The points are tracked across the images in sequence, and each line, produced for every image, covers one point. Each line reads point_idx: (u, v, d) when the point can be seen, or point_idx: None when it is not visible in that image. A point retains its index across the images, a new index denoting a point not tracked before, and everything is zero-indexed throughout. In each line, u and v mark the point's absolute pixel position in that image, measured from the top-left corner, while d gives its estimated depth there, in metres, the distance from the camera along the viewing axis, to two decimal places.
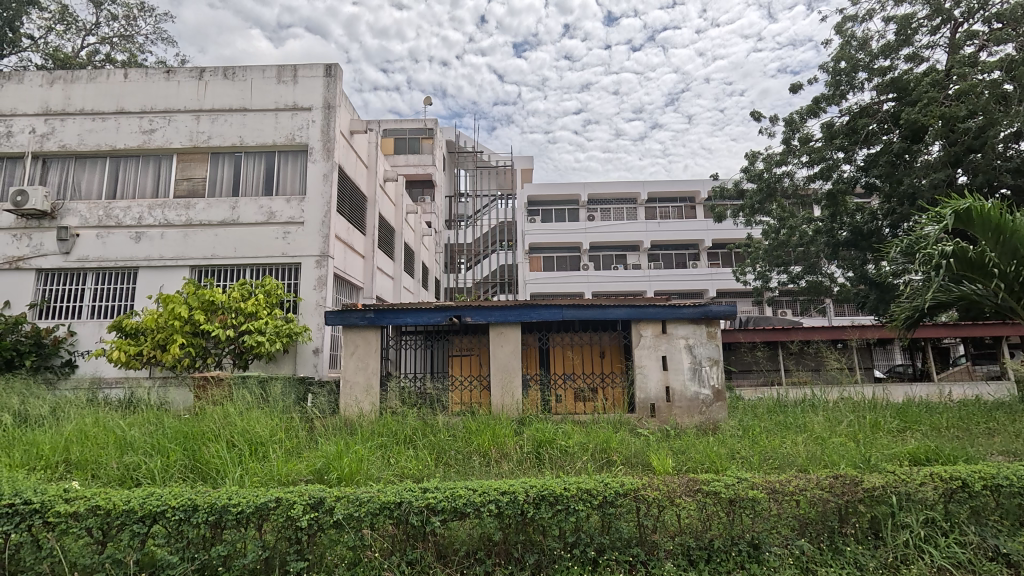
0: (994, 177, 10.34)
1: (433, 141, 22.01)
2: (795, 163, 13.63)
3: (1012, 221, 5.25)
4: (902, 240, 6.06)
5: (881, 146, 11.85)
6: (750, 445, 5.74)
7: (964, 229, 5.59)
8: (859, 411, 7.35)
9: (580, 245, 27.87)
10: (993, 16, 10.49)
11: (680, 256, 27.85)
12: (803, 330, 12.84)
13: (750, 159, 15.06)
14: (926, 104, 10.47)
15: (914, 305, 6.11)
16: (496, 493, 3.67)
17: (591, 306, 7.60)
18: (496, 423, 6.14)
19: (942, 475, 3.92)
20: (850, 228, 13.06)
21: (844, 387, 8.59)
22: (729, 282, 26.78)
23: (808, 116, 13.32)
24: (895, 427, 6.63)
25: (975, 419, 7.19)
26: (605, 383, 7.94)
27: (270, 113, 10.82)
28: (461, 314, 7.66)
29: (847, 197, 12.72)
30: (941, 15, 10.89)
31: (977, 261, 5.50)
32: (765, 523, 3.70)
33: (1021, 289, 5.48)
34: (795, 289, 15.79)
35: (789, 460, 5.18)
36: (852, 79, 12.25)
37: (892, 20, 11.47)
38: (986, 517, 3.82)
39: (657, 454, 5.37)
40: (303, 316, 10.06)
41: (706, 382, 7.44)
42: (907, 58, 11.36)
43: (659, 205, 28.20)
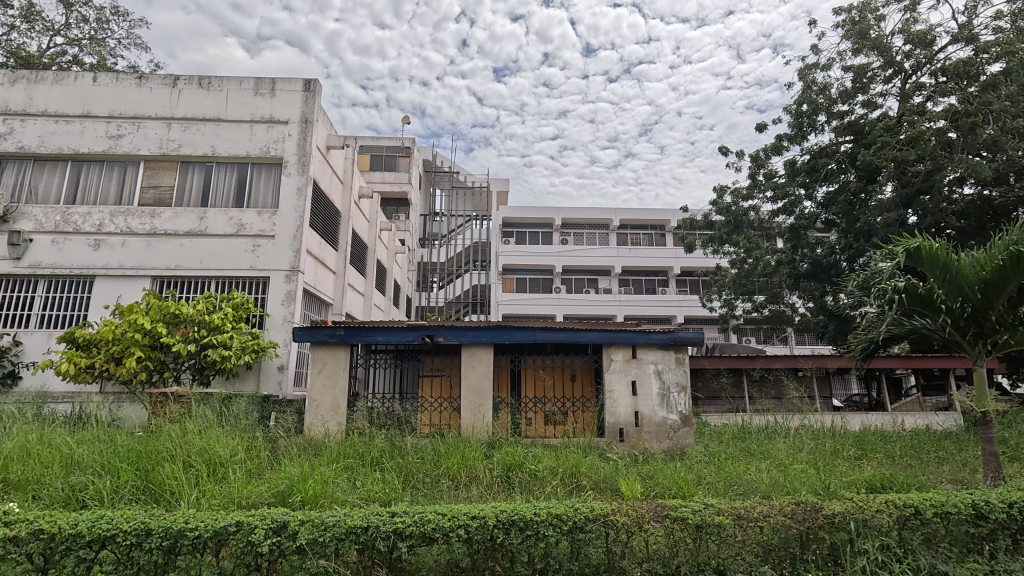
0: (941, 219, 11.00)
1: (410, 159, 22.15)
2: (760, 198, 14.25)
3: (957, 261, 5.61)
4: (858, 274, 6.43)
5: (838, 185, 12.57)
6: (716, 471, 5.83)
7: (915, 266, 5.92)
8: (818, 439, 7.57)
9: (553, 267, 28.16)
10: (939, 70, 11.31)
11: (650, 282, 28.40)
12: (765, 358, 13.21)
13: (718, 192, 15.70)
14: (879, 147, 11.22)
15: (869, 337, 6.42)
16: (465, 517, 3.62)
17: (564, 330, 7.66)
18: (465, 446, 6.06)
19: (897, 502, 4.09)
20: (810, 261, 13.58)
21: (805, 415, 8.87)
22: (696, 309, 27.51)
23: (773, 154, 13.97)
24: (853, 454, 6.88)
25: (926, 447, 7.52)
26: (576, 407, 7.99)
27: (245, 124, 10.70)
28: (433, 333, 7.58)
29: (808, 232, 13.37)
30: (892, 67, 11.69)
31: (926, 298, 5.83)
32: (731, 549, 3.76)
33: (965, 323, 5.81)
34: (759, 317, 16.29)
35: (753, 486, 5.27)
36: (813, 121, 12.94)
37: (850, 69, 12.23)
38: (936, 543, 4.01)
39: (625, 479, 5.39)
40: (269, 332, 9.80)
41: (674, 407, 7.55)
42: (863, 105, 12.09)
43: (631, 231, 28.78)
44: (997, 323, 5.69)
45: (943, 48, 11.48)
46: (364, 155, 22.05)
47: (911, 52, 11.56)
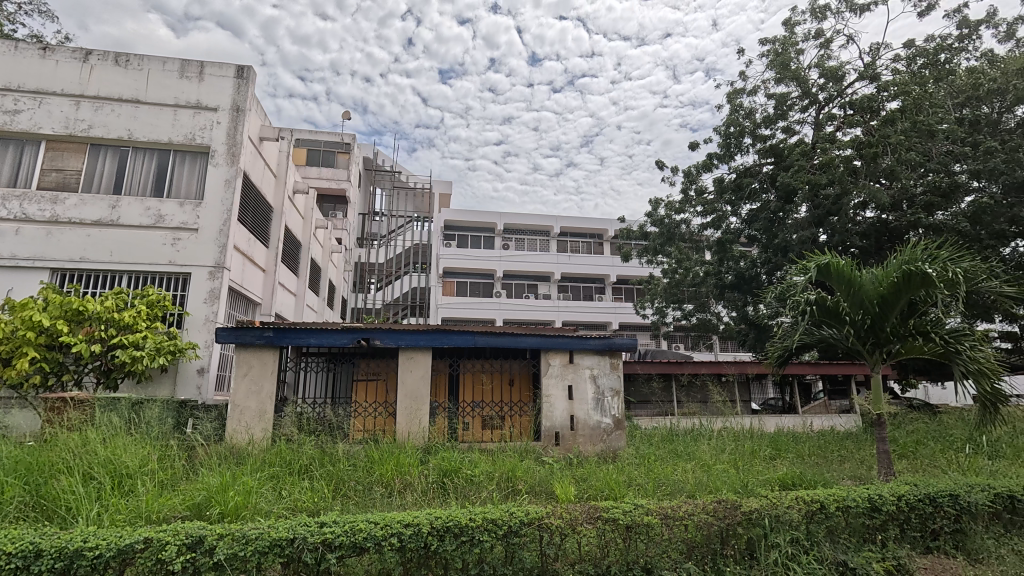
0: (846, 238, 12.11)
1: (350, 156, 21.49)
2: (691, 212, 15.05)
3: (859, 277, 6.17)
4: (776, 287, 6.95)
5: (760, 203, 13.52)
6: (646, 473, 6.05)
7: (824, 281, 6.48)
8: (738, 440, 8.07)
9: (493, 272, 28.24)
10: (847, 104, 12.47)
11: (588, 289, 29.17)
12: (692, 364, 13.89)
13: (653, 205, 16.42)
14: (796, 170, 12.19)
15: (784, 345, 6.94)
16: (399, 525, 3.54)
17: (503, 334, 7.69)
18: (400, 452, 5.93)
19: (805, 498, 4.43)
20: (734, 273, 14.30)
21: (727, 418, 9.43)
22: (630, 316, 28.55)
23: (704, 171, 14.81)
24: (768, 454, 7.38)
25: (830, 447, 8.22)
26: (513, 412, 8.03)
27: (168, 109, 9.95)
28: (369, 336, 7.36)
29: (733, 246, 14.26)
30: (808, 97, 12.75)
31: (833, 310, 6.39)
32: (658, 547, 3.92)
33: (866, 334, 6.38)
34: (688, 325, 17.15)
35: (679, 486, 5.51)
36: (739, 142, 13.85)
37: (772, 97, 13.22)
38: (838, 535, 4.38)
39: (560, 482, 5.47)
40: (189, 332, 9.12)
41: (608, 411, 7.78)
42: (783, 130, 13.09)
43: (570, 239, 29.46)
44: (890, 334, 6.23)
45: (851, 84, 12.66)
46: (300, 149, 21.13)
47: (824, 85, 12.66)
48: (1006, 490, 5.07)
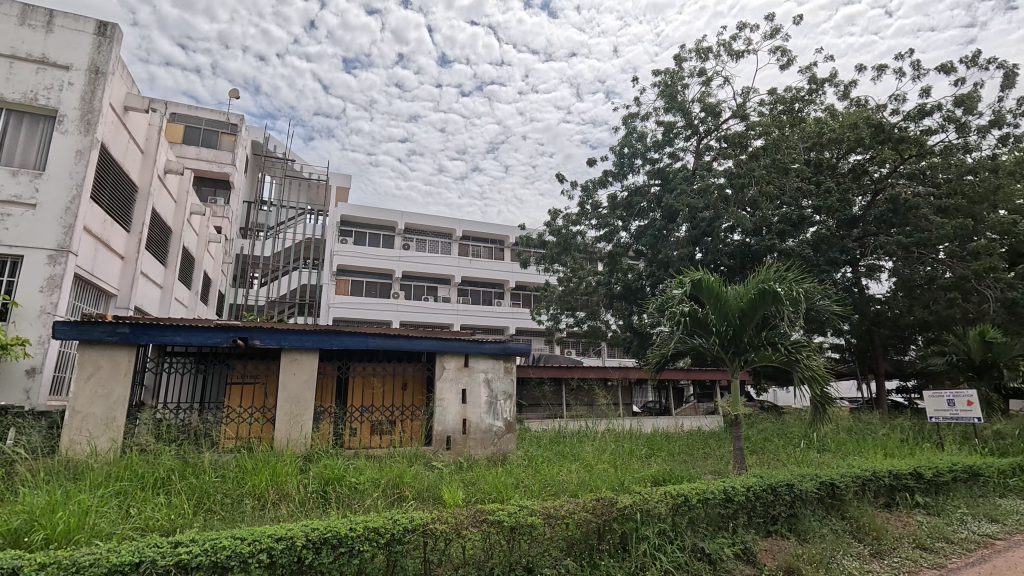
0: (717, 258, 13.54)
1: (236, 138, 19.77)
2: (587, 225, 15.87)
3: (724, 293, 6.93)
4: (657, 298, 7.59)
5: (647, 221, 14.65)
6: (533, 475, 6.23)
7: (696, 295, 7.18)
8: (618, 440, 8.63)
9: (392, 272, 27.46)
10: (723, 137, 13.97)
11: (487, 294, 29.52)
12: (581, 369, 14.46)
13: (552, 215, 17.08)
14: (679, 193, 13.39)
15: (662, 352, 7.58)
16: (270, 540, 3.28)
17: (398, 337, 7.49)
18: (277, 461, 5.51)
19: (672, 492, 4.86)
20: (623, 284, 15.32)
21: (610, 420, 10.05)
22: (527, 322, 29.34)
23: (599, 187, 15.71)
24: (644, 453, 7.98)
25: (696, 445, 9.10)
26: (404, 416, 7.84)
27: (2, 59, 8.37)
28: (248, 336, 6.76)
29: (623, 259, 15.27)
30: (691, 128, 14.09)
31: (703, 321, 7.11)
32: (539, 546, 4.03)
33: (728, 343, 7.14)
34: (580, 332, 18.03)
35: (563, 486, 5.73)
36: (632, 163, 14.92)
37: (662, 124, 14.42)
38: (698, 525, 4.85)
39: (448, 486, 5.43)
40: (16, 326, 7.70)
41: (500, 414, 7.91)
42: (669, 156, 14.33)
43: (472, 243, 29.61)
44: (748, 344, 7.03)
45: (726, 120, 14.21)
46: (176, 125, 18.97)
47: (705, 119, 14.08)
48: (829, 479, 5.97)
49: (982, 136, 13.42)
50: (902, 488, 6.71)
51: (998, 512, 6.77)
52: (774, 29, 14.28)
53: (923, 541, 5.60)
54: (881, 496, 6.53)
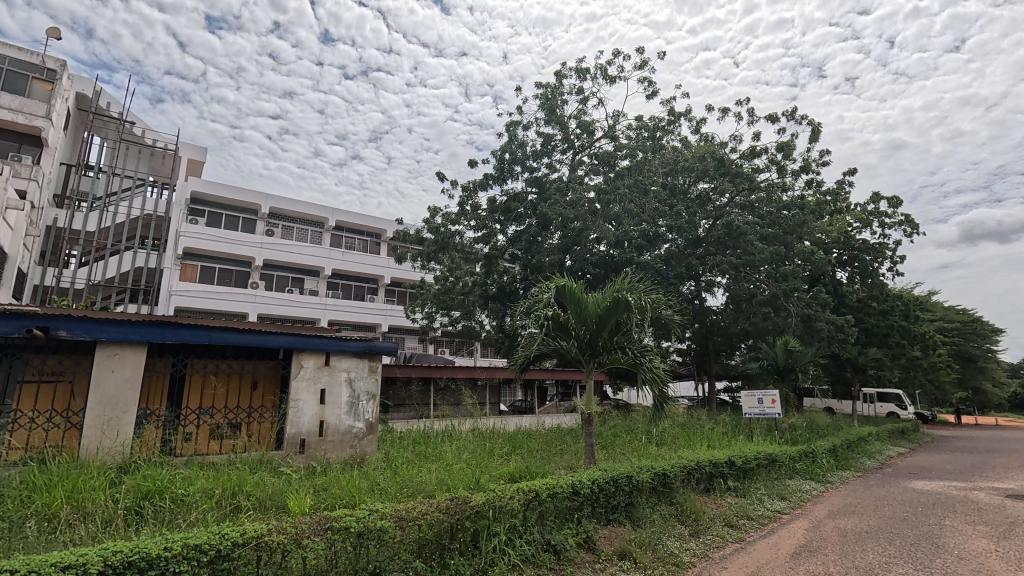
0: (584, 266, 14.50)
1: (52, 87, 16.70)
2: (465, 225, 15.97)
3: (584, 299, 7.44)
4: (525, 301, 7.93)
5: (523, 226, 15.19)
6: (390, 477, 6.07)
7: (561, 300, 7.62)
8: (481, 439, 8.81)
9: (251, 260, 25.00)
10: (594, 154, 15.01)
11: (360, 289, 28.32)
12: (451, 369, 14.51)
13: (431, 212, 16.90)
14: (553, 203, 14.10)
15: (527, 353, 7.93)
16: (52, 570, 2.76)
17: (249, 332, 6.81)
18: (81, 474, 4.68)
19: (524, 488, 5.07)
20: (497, 286, 15.79)
21: (475, 419, 10.23)
22: (401, 319, 28.69)
23: (480, 188, 15.91)
24: (504, 451, 8.24)
25: (554, 442, 9.63)
26: (251, 418, 7.16)
27: None
28: (49, 326, 5.63)
29: (498, 262, 15.64)
30: (568, 142, 14.92)
31: (565, 325, 7.57)
32: (388, 551, 3.93)
33: (586, 346, 7.68)
34: (453, 331, 18.08)
35: (420, 487, 5.67)
36: (511, 169, 15.35)
37: (541, 135, 15.05)
38: (547, 518, 5.12)
39: (295, 494, 5.06)
40: None
41: (361, 415, 7.59)
42: (547, 166, 15.01)
43: (346, 235, 28.17)
44: (602, 347, 7.62)
45: (598, 139, 15.28)
46: None
47: (579, 135, 15.01)
48: (662, 470, 6.70)
49: (795, 179, 16.11)
50: (719, 475, 7.78)
51: (787, 491, 8.18)
52: (643, 61, 15.68)
53: (731, 520, 6.55)
54: (702, 482, 7.49)
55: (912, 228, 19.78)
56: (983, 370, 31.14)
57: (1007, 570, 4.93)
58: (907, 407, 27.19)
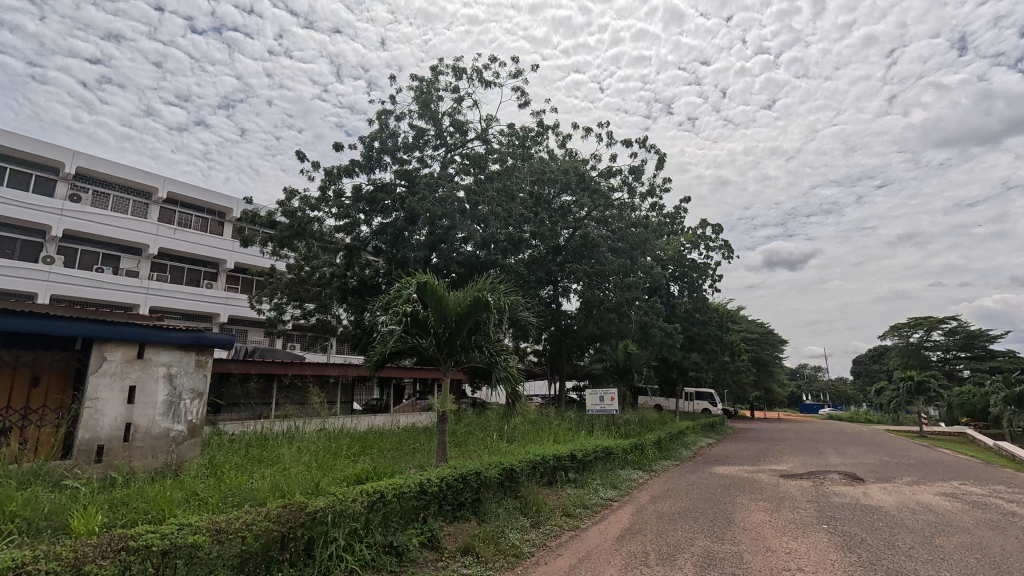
0: (449, 265, 14.50)
1: None
2: (325, 212, 14.95)
3: (446, 297, 7.40)
4: (385, 296, 7.66)
5: (389, 219, 14.71)
6: (213, 485, 5.37)
7: (422, 296, 7.50)
8: (327, 440, 8.27)
9: (47, 229, 20.53)
10: (466, 155, 15.11)
11: (194, 273, 24.99)
12: (297, 366, 13.34)
13: (287, 194, 15.51)
14: (422, 198, 13.90)
15: (383, 350, 7.66)
16: None
17: (29, 316, 5.51)
18: None
19: (368, 490, 4.85)
20: (358, 279, 15.14)
21: (323, 419, 9.61)
22: (244, 309, 25.90)
23: (344, 175, 15.03)
24: (352, 451, 7.84)
25: (406, 441, 9.43)
26: (26, 422, 5.80)
27: None
28: None
29: (360, 254, 14.93)
30: (440, 139, 14.80)
31: (424, 322, 7.46)
32: (201, 570, 3.46)
33: (445, 344, 7.64)
34: (304, 325, 16.84)
35: (249, 494, 5.11)
36: (380, 158, 14.75)
37: (413, 128, 14.72)
38: (391, 519, 4.96)
39: (81, 512, 4.21)
40: None
41: (182, 417, 6.62)
42: (417, 160, 14.71)
43: (180, 210, 24.58)
44: (460, 345, 7.65)
45: (471, 140, 15.42)
46: None
47: (453, 133, 14.98)
48: (509, 465, 6.93)
49: (643, 200, 17.96)
50: (561, 468, 8.31)
51: (618, 480, 9.05)
52: (519, 71, 16.21)
53: (568, 510, 7.02)
54: (546, 475, 7.92)
55: (729, 253, 23.31)
56: (771, 373, 37.97)
57: (776, 537, 6.02)
58: (716, 404, 32.01)
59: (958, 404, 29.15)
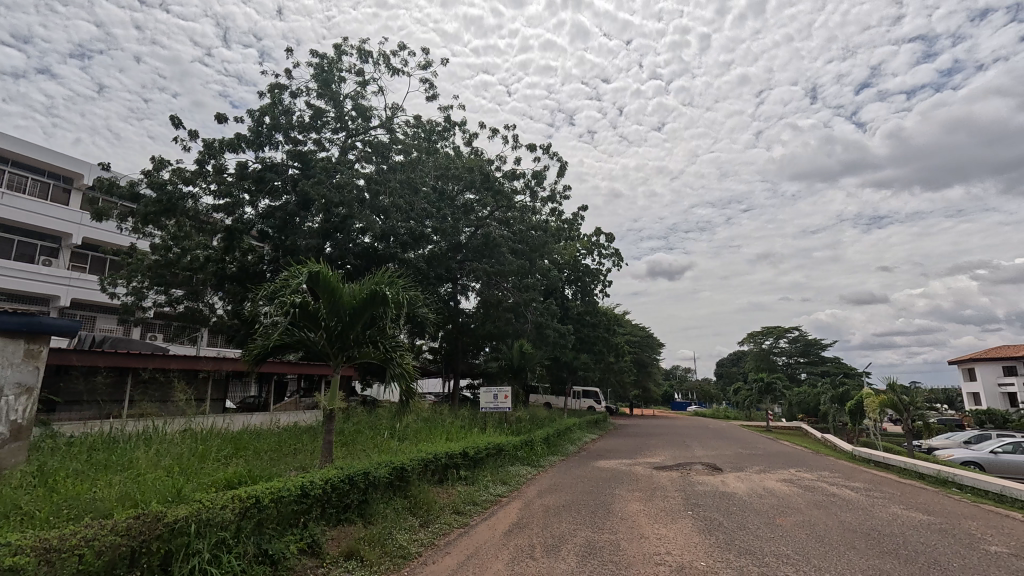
0: (345, 255, 13.78)
1: None
2: (202, 188, 13.45)
3: (339, 288, 7.02)
4: (270, 285, 7.12)
5: (279, 202, 13.65)
6: (42, 497, 4.55)
7: (312, 287, 7.05)
8: (193, 442, 7.43)
9: None
10: (367, 142, 14.49)
11: (27, 248, 21.16)
12: (160, 359, 11.87)
13: (155, 164, 13.72)
14: (317, 183, 13.09)
15: (265, 342, 7.12)
16: None
17: None
18: None
19: (241, 495, 4.43)
20: (238, 265, 13.80)
21: (188, 418, 8.63)
22: (93, 293, 22.42)
23: (227, 149, 13.63)
24: (222, 453, 7.11)
25: (287, 441, 8.78)
26: None
27: None
28: None
29: (243, 237, 13.65)
30: (340, 122, 14.02)
31: (313, 314, 7.04)
32: None
33: (335, 338, 7.25)
34: (170, 313, 15.03)
35: (91, 503, 4.41)
36: (270, 136, 13.60)
37: (311, 107, 13.79)
38: (266, 526, 4.57)
39: None
40: None
41: (2, 417, 5.53)
42: (314, 142, 13.80)
43: (12, 171, 20.64)
44: (353, 340, 7.30)
45: (373, 127, 14.80)
46: None
47: (354, 118, 14.26)
48: (400, 464, 6.74)
49: (543, 205, 18.55)
50: (453, 465, 8.27)
51: (508, 476, 9.22)
52: (427, 63, 15.90)
53: (458, 507, 7.01)
54: (437, 473, 7.84)
55: (618, 261, 24.90)
56: (650, 374, 41.29)
57: (649, 524, 6.53)
58: (600, 402, 34.07)
59: (796, 402, 33.95)
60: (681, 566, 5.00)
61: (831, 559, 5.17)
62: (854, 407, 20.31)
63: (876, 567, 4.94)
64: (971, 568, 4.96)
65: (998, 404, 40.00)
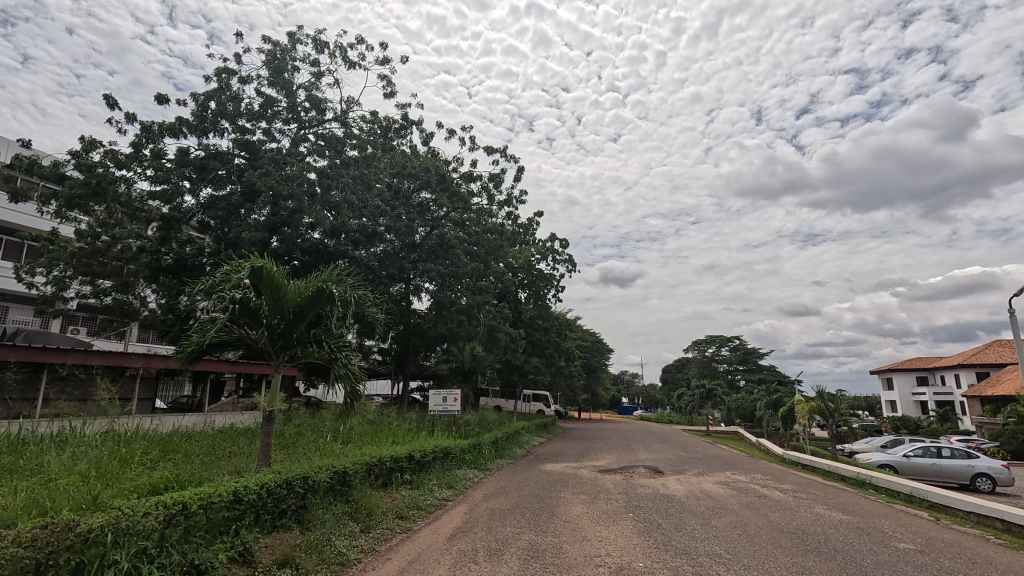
0: (293, 251, 13.28)
1: None
2: (137, 172, 12.60)
3: (284, 285, 6.75)
4: (208, 279, 6.76)
5: (222, 191, 13.03)
6: None
7: (254, 283, 6.76)
8: (117, 444, 6.96)
9: None
10: (320, 135, 14.05)
11: None
12: (81, 353, 11.15)
13: (84, 145, 12.74)
14: (264, 174, 12.53)
15: (200, 340, 6.74)
16: None
17: None
18: None
19: (167, 501, 4.17)
20: (175, 256, 12.80)
21: (112, 418, 8.06)
22: (6, 281, 20.54)
23: (167, 134, 12.85)
24: (149, 458, 6.64)
25: (221, 444, 8.36)
26: None
27: None
28: None
29: (181, 227, 12.87)
30: (292, 113, 13.52)
31: (254, 311, 6.74)
32: None
33: (277, 337, 6.96)
34: (96, 305, 13.97)
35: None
36: (215, 122, 12.93)
37: (261, 95, 13.24)
38: (193, 534, 4.31)
39: None
40: None
41: None
42: (263, 132, 13.25)
43: None
44: (296, 340, 7.01)
45: (327, 120, 14.36)
46: None
47: (307, 109, 13.79)
48: (342, 468, 6.55)
49: (499, 209, 18.58)
50: (398, 469, 8.12)
51: (454, 480, 9.13)
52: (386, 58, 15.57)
53: (402, 511, 6.90)
54: (381, 477, 7.65)
55: (571, 266, 25.19)
56: (599, 378, 42.09)
57: (591, 526, 6.64)
58: (550, 406, 34.48)
59: (734, 408, 35.61)
60: (619, 567, 5.11)
61: (760, 557, 5.44)
62: (786, 413, 21.52)
63: (800, 565, 5.23)
64: (882, 564, 5.35)
65: (912, 412, 43.50)
